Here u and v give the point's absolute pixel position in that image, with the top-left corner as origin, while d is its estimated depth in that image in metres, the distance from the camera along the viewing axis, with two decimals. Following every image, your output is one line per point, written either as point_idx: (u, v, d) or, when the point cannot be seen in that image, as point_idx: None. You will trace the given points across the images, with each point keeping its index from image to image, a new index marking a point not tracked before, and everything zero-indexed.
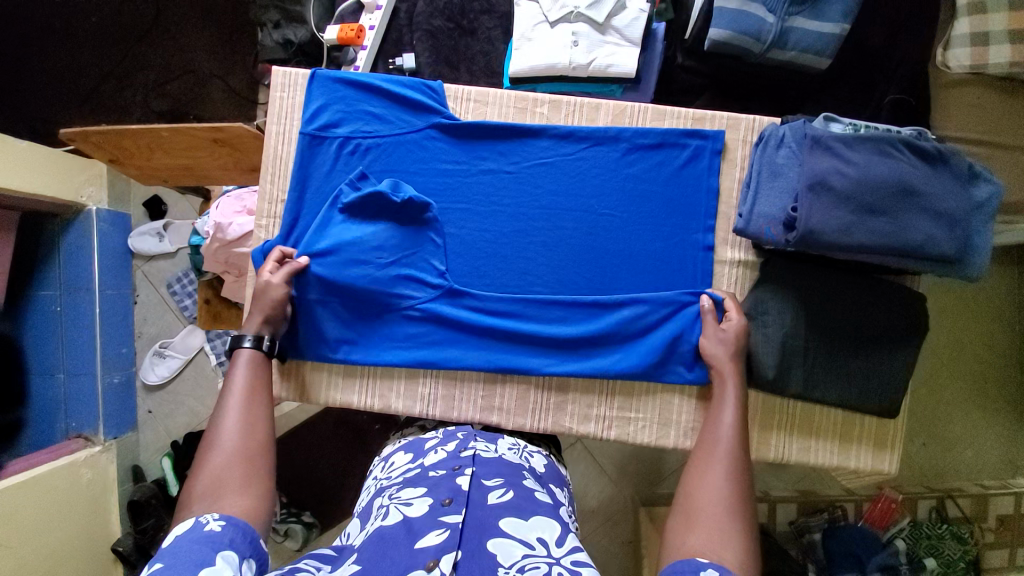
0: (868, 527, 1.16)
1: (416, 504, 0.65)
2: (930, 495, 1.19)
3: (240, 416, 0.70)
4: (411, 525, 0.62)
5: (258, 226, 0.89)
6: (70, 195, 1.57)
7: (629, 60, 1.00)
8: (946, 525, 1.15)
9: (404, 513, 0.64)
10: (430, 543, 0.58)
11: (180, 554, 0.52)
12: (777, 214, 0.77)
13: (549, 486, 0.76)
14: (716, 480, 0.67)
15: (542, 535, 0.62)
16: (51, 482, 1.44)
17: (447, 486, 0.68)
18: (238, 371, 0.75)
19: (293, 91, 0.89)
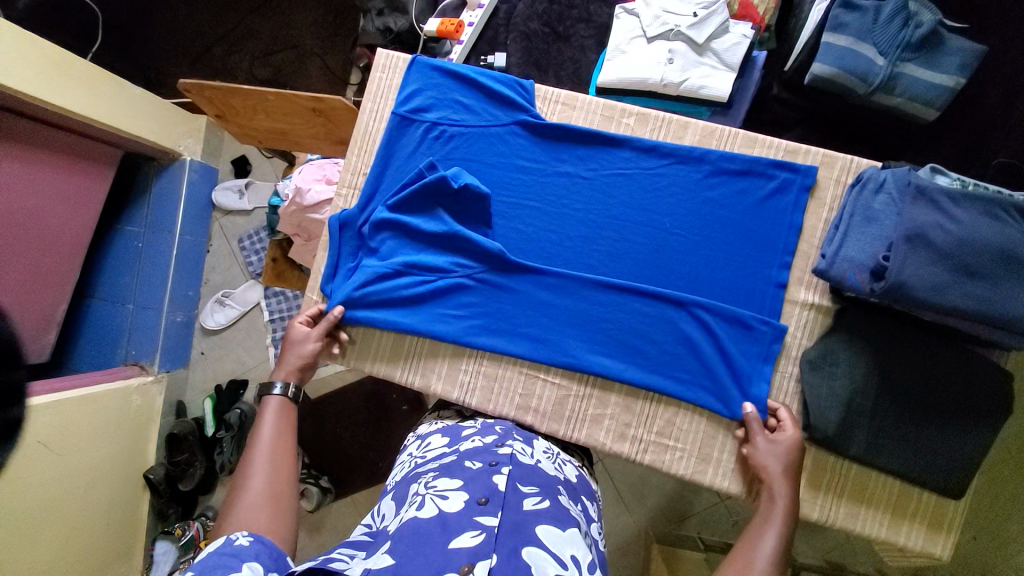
0: None
1: (452, 499, 0.65)
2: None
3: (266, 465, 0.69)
4: (446, 521, 0.61)
5: (338, 195, 0.93)
6: (170, 143, 1.71)
7: (724, 84, 0.99)
8: None
9: (438, 508, 0.64)
10: (464, 544, 0.57)
11: (207, 565, 0.53)
12: (865, 261, 0.73)
13: (580, 499, 0.76)
14: (762, 544, 0.64)
15: (575, 555, 0.61)
16: (103, 401, 1.55)
17: (483, 484, 0.68)
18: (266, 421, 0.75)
19: (391, 73, 0.93)
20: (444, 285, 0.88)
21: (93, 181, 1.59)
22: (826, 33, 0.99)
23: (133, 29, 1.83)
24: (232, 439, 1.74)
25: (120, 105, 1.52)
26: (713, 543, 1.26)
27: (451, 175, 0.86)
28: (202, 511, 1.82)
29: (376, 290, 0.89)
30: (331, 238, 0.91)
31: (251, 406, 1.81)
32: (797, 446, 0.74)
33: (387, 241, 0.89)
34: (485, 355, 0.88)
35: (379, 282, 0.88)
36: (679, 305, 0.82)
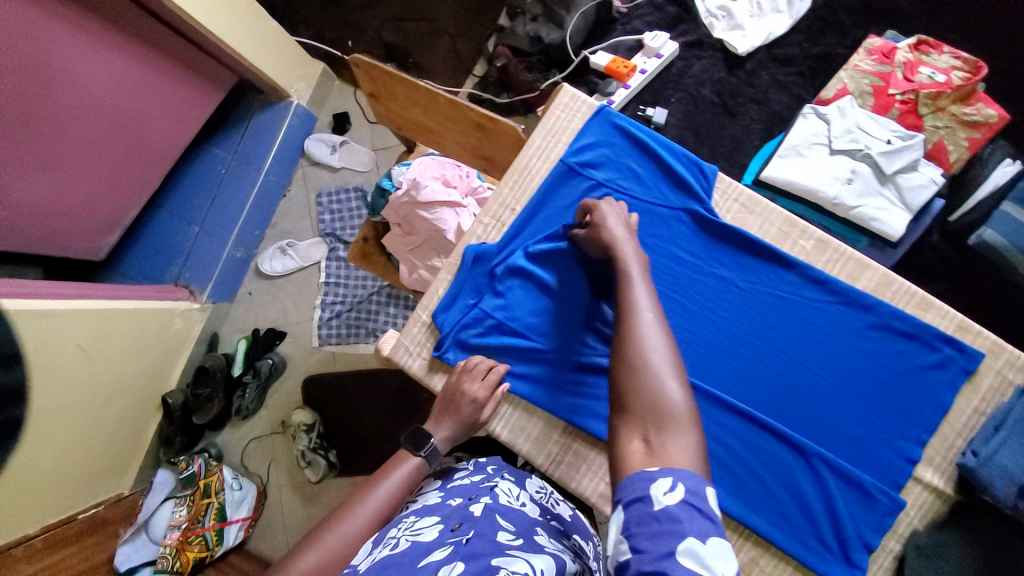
0: None
1: (427, 530, 0.64)
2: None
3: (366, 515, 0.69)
4: (420, 548, 0.60)
5: (479, 222, 0.90)
6: (284, 83, 1.68)
7: (898, 223, 0.93)
8: None
9: (415, 539, 0.62)
10: (433, 560, 0.56)
11: None
12: (1019, 476, 0.68)
13: (571, 539, 0.75)
14: (660, 346, 0.57)
15: (543, 566, 0.57)
16: (147, 317, 1.52)
17: (459, 515, 0.68)
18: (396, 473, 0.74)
19: (571, 116, 0.89)
20: (562, 350, 0.84)
21: (203, 103, 1.53)
22: (1007, 202, 0.94)
23: None
24: (256, 386, 1.73)
25: (250, 33, 1.48)
26: None
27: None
28: (204, 446, 1.78)
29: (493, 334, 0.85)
30: (461, 267, 0.88)
31: (282, 359, 1.78)
32: None
33: (517, 287, 0.86)
34: (581, 433, 0.84)
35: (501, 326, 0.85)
36: (799, 452, 0.77)
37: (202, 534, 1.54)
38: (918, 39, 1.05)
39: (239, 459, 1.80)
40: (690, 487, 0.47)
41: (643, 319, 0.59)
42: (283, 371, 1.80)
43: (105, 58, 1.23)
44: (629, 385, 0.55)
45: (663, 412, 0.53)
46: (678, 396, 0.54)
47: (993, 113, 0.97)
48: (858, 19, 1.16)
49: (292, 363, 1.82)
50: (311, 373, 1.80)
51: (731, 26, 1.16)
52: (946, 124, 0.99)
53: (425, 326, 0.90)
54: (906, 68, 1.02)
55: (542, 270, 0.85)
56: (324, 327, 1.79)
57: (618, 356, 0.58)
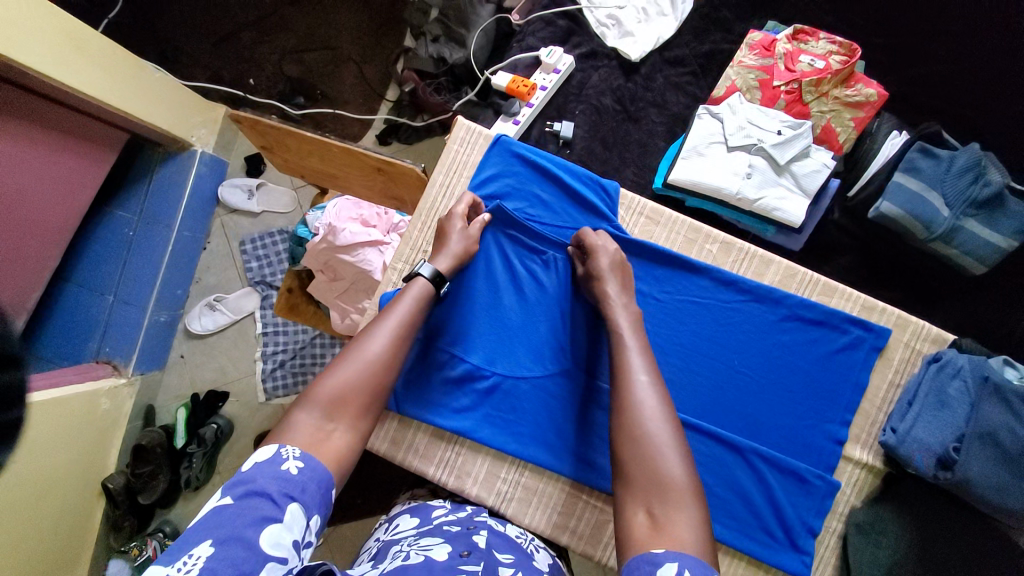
0: None
1: (436, 549, 0.64)
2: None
3: (385, 346, 0.65)
4: (432, 566, 0.60)
5: (392, 268, 0.86)
6: (185, 133, 1.59)
7: (797, 210, 0.97)
8: None
9: (426, 556, 0.62)
10: None
11: (254, 496, 0.49)
12: (933, 445, 0.73)
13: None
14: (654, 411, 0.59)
15: None
16: (70, 406, 1.40)
17: (464, 541, 0.68)
18: (403, 301, 0.70)
19: (469, 149, 0.87)
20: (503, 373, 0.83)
21: (96, 167, 1.42)
22: (898, 173, 1.01)
23: None
24: (203, 454, 1.64)
25: (138, 87, 1.39)
26: None
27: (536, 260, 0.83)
28: (157, 526, 1.66)
29: (426, 366, 0.83)
30: None
31: (228, 422, 1.69)
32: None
33: (450, 317, 0.83)
34: (528, 466, 0.84)
35: (433, 353, 0.83)
36: (736, 451, 0.80)
37: None
38: (795, 28, 1.09)
39: None
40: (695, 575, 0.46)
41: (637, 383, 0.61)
42: (231, 434, 1.72)
43: None
44: (628, 456, 0.57)
45: (666, 485, 0.54)
46: (675, 466, 0.55)
47: (872, 92, 1.02)
48: (740, 14, 1.20)
49: (240, 422, 1.73)
50: (262, 429, 1.71)
51: (622, 33, 1.18)
52: (831, 108, 1.04)
53: None
54: (787, 59, 1.06)
55: (480, 287, 0.84)
56: (269, 381, 1.71)
57: (615, 427, 0.60)
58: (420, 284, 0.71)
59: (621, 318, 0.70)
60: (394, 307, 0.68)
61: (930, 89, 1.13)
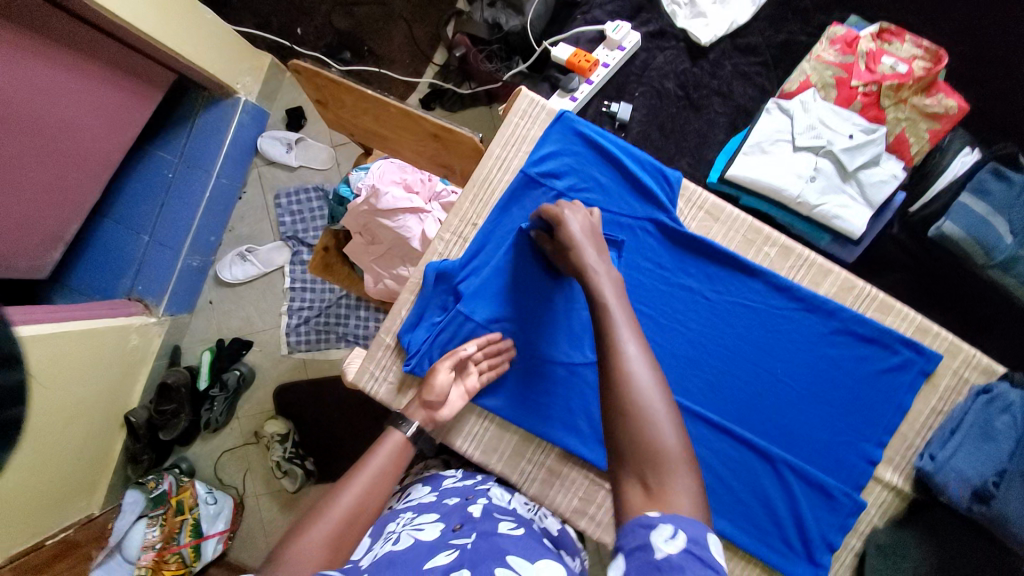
0: None
1: (428, 529, 0.66)
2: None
3: (358, 497, 0.65)
4: (420, 549, 0.61)
5: (439, 237, 0.85)
6: (230, 79, 1.56)
7: (859, 221, 0.94)
8: None
9: (415, 539, 0.63)
10: (438, 563, 0.58)
11: None
12: (972, 477, 0.71)
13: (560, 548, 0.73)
14: (646, 379, 0.54)
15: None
16: (100, 339, 1.44)
17: (459, 514, 0.69)
18: (378, 452, 0.71)
19: (530, 123, 0.84)
20: (531, 351, 0.82)
21: (141, 104, 1.41)
22: (965, 194, 0.96)
23: None
24: (224, 398, 1.69)
25: (190, 28, 1.37)
26: None
27: None
28: (174, 462, 1.72)
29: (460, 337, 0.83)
30: (423, 287, 0.84)
31: (250, 369, 1.73)
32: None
33: (491, 288, 0.82)
34: (554, 448, 0.84)
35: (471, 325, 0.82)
36: (767, 459, 0.79)
37: (179, 551, 1.52)
38: (880, 28, 1.03)
39: (213, 470, 1.76)
40: (689, 535, 0.45)
41: (625, 349, 0.56)
42: (252, 382, 1.76)
43: (15, 63, 1.11)
44: (619, 429, 0.53)
45: (656, 455, 0.51)
46: (670, 437, 0.52)
47: (953, 104, 0.96)
48: (821, 5, 1.13)
49: (261, 371, 1.76)
50: (281, 381, 1.75)
51: (694, 15, 1.12)
52: (907, 116, 0.99)
53: (390, 349, 0.86)
54: (868, 59, 1.01)
55: (524, 260, 0.82)
56: (293, 334, 1.74)
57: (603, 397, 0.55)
58: (392, 435, 0.72)
59: (602, 283, 0.63)
60: (371, 457, 0.69)
61: (1012, 105, 1.07)
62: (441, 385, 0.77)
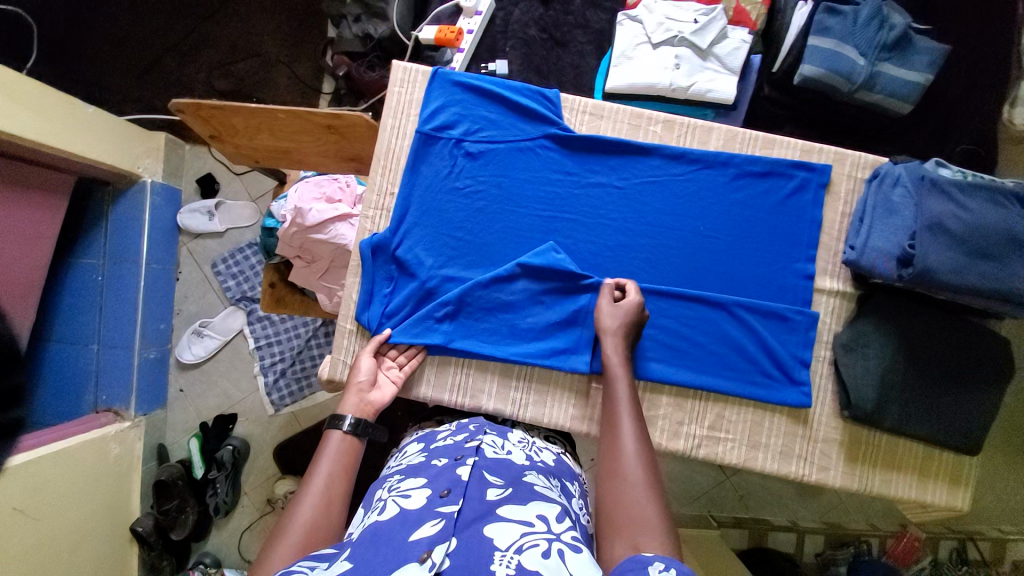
0: (891, 561, 1.37)
1: (414, 496, 0.65)
2: (951, 536, 1.38)
3: (317, 503, 0.65)
4: (407, 517, 0.61)
5: (365, 216, 0.89)
6: (129, 164, 1.56)
7: (728, 88, 1.03)
8: (965, 566, 1.34)
9: (401, 507, 0.63)
10: (424, 535, 0.57)
11: None
12: (891, 249, 0.78)
13: (560, 480, 0.76)
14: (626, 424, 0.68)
15: (541, 513, 0.61)
16: (80, 454, 1.39)
17: (446, 478, 0.67)
18: (323, 458, 0.71)
19: (410, 88, 0.89)
20: (481, 299, 0.87)
21: (48, 215, 1.39)
22: (812, 37, 1.04)
23: (64, 43, 1.65)
24: (226, 477, 1.64)
25: (75, 126, 1.37)
26: (724, 520, 1.47)
27: (498, 173, 0.88)
28: (197, 559, 1.65)
29: (415, 300, 0.87)
30: (364, 263, 0.87)
31: (243, 441, 1.69)
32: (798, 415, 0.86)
33: (426, 245, 0.87)
34: (534, 371, 0.88)
35: (419, 285, 0.87)
36: (718, 307, 0.86)
37: None
38: None
39: (240, 554, 1.69)
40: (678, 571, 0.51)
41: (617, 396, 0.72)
42: (249, 453, 1.71)
43: None
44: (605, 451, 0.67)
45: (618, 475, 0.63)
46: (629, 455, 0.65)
47: None
48: None
49: (255, 440, 1.73)
50: (279, 440, 1.72)
51: None
52: None
53: (353, 333, 0.89)
54: None
55: (450, 210, 0.88)
56: (274, 392, 1.70)
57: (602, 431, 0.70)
58: (331, 434, 0.73)
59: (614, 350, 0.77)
60: (319, 464, 0.70)
61: None
62: (368, 367, 0.81)
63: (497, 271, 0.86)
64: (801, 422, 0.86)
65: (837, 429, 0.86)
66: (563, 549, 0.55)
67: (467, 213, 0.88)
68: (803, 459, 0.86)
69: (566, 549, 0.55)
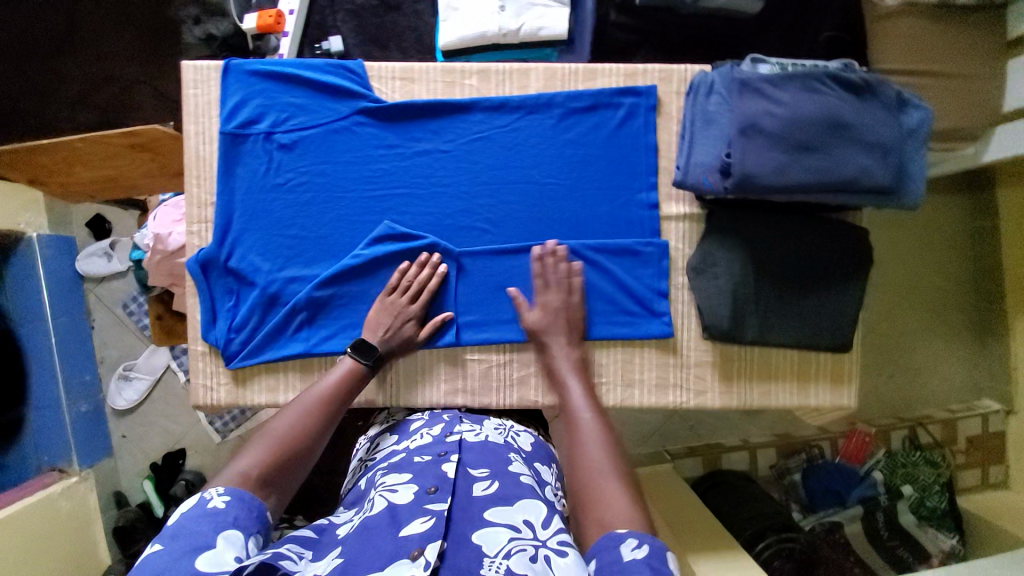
0: (845, 462, 1.30)
1: (401, 491, 0.62)
2: (903, 425, 1.30)
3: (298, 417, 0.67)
4: (395, 513, 0.58)
5: (190, 233, 0.84)
6: (6, 223, 1.48)
7: (559, 23, 0.99)
8: (919, 452, 1.27)
9: (389, 503, 0.60)
10: (414, 531, 0.55)
11: (181, 534, 0.50)
12: (713, 162, 0.75)
13: (535, 467, 0.73)
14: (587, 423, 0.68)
15: (528, 518, 0.58)
16: (26, 516, 1.35)
17: (433, 472, 0.64)
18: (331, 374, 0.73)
19: (206, 87, 0.84)
20: (329, 293, 0.83)
21: None
22: None
23: None
24: None
25: None
26: (678, 452, 1.39)
27: (318, 160, 0.84)
28: None
29: (263, 310, 0.84)
30: (197, 283, 0.83)
31: (196, 473, 1.63)
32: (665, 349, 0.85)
33: (259, 252, 0.83)
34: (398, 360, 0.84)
35: (260, 294, 0.83)
36: (569, 253, 0.83)
37: None
38: None
39: None
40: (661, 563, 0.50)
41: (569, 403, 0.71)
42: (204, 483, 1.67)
43: None
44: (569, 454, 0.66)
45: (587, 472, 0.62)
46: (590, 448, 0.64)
47: None
48: None
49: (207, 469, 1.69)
50: None
51: None
52: None
53: (207, 354, 0.85)
54: None
55: (275, 209, 0.83)
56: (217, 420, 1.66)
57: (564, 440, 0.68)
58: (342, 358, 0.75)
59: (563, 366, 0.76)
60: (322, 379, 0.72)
61: None
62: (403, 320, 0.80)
63: (338, 263, 0.82)
64: (671, 351, 0.85)
65: (707, 350, 0.85)
66: (550, 555, 0.53)
67: (294, 209, 0.84)
68: (678, 386, 0.85)
69: (551, 556, 0.52)
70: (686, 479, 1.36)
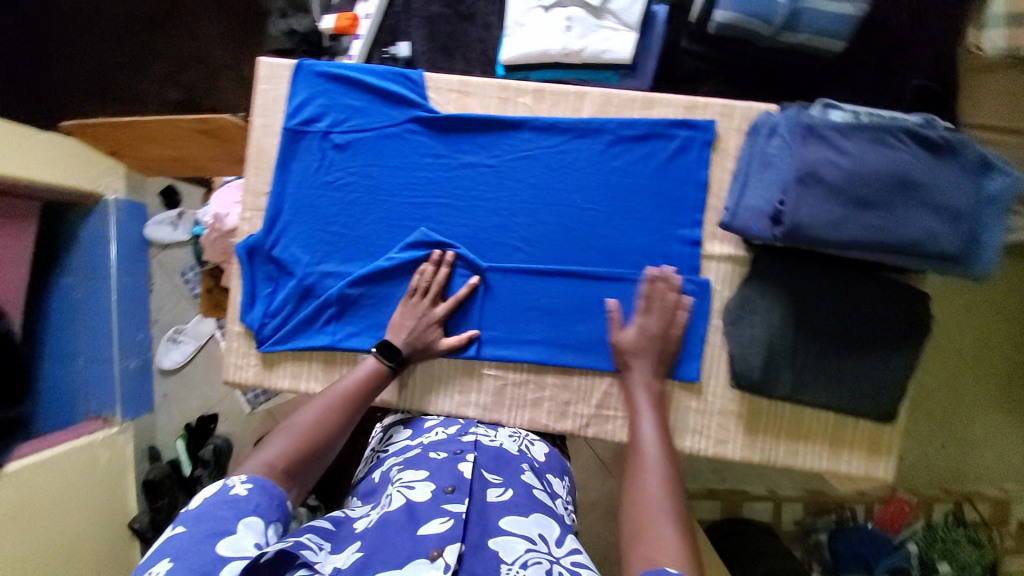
0: (879, 528, 1.21)
1: (418, 488, 0.62)
2: (948, 499, 1.23)
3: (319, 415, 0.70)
4: (414, 510, 0.59)
5: (241, 218, 0.89)
6: (91, 186, 1.59)
7: (625, 46, 0.96)
8: (962, 529, 1.19)
9: (406, 499, 0.61)
10: (432, 530, 0.55)
11: (203, 520, 0.52)
12: (763, 207, 0.72)
13: (545, 477, 0.73)
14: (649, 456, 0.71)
15: (542, 532, 0.59)
16: (73, 458, 1.42)
17: (449, 473, 0.65)
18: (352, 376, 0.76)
19: (276, 83, 0.88)
20: (360, 292, 0.85)
21: None
22: None
23: None
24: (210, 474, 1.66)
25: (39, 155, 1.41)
26: (697, 492, 1.31)
27: (368, 162, 0.86)
28: None
29: (297, 299, 0.87)
30: (242, 266, 0.88)
31: (224, 440, 1.70)
32: (689, 392, 0.82)
33: (302, 244, 0.87)
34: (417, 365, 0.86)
35: (296, 284, 0.86)
36: (601, 282, 0.82)
37: None
38: None
39: None
40: None
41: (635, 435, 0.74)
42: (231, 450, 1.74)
43: None
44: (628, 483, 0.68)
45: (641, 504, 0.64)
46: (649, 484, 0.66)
47: None
48: None
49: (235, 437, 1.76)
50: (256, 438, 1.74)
51: None
52: None
53: (242, 335, 0.90)
54: None
55: (322, 204, 0.87)
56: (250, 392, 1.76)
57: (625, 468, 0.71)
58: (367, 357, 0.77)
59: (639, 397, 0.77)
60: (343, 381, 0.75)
61: None
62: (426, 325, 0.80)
63: (372, 264, 0.85)
64: (695, 394, 0.82)
65: (733, 399, 0.81)
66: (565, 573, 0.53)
67: (340, 207, 0.87)
68: (699, 432, 0.82)
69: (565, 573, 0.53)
70: (703, 522, 1.29)
